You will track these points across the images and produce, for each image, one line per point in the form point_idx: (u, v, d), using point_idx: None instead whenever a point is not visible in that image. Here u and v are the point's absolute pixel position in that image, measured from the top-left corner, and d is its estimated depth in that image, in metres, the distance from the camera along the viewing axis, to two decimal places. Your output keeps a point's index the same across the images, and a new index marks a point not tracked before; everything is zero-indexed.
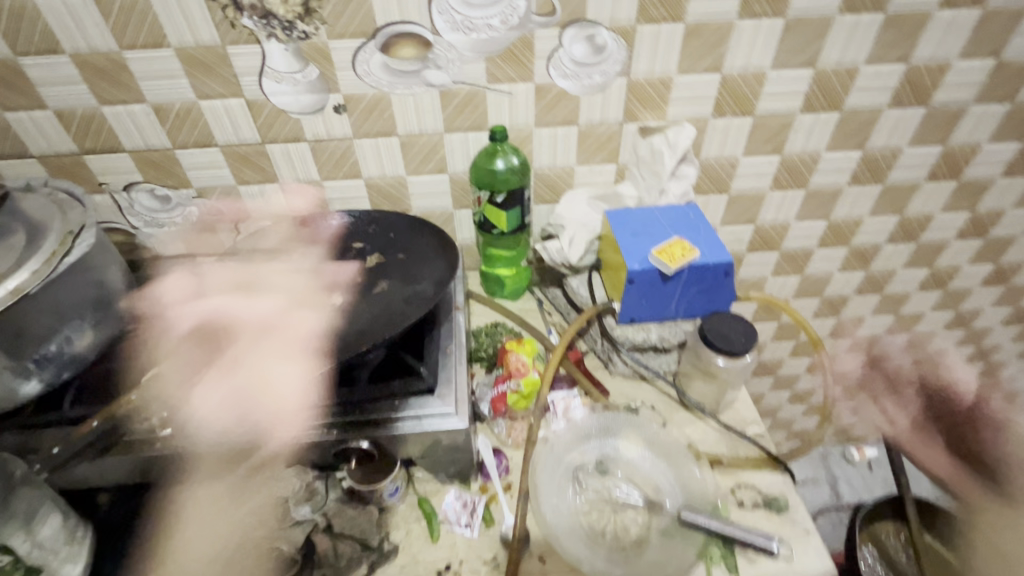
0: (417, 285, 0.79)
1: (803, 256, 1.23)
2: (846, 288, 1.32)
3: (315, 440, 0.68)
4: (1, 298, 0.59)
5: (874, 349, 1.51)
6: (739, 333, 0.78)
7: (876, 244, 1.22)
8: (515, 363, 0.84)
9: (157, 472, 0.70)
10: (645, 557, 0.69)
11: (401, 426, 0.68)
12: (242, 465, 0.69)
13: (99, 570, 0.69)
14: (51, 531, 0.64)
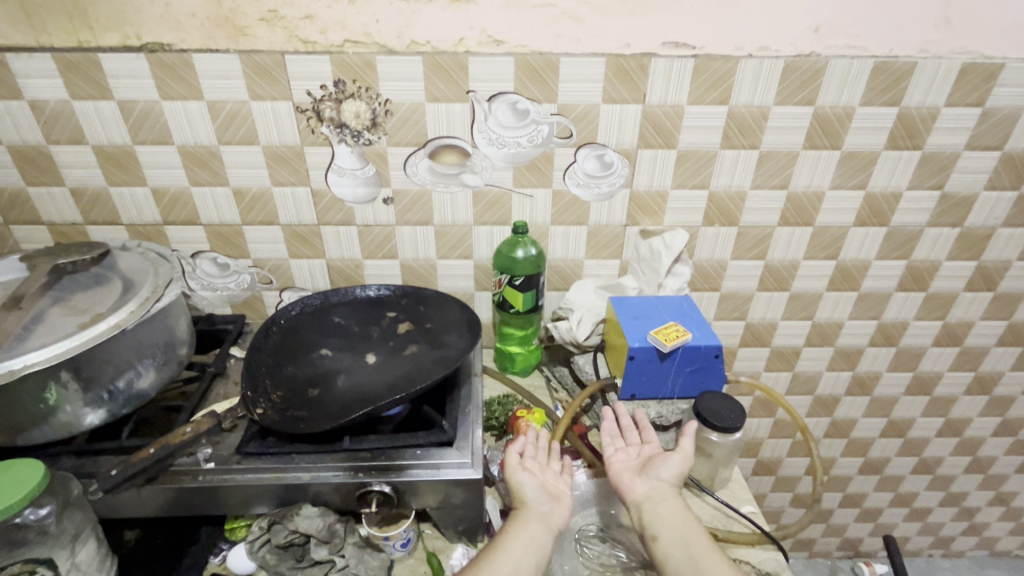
0: (443, 350, 0.89)
1: (792, 354, 1.33)
2: (835, 388, 1.40)
3: (340, 482, 0.73)
4: (105, 330, 0.71)
5: (871, 453, 1.55)
6: (729, 410, 0.87)
7: (859, 346, 1.32)
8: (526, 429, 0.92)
9: (190, 506, 0.76)
10: None
11: (420, 473, 0.74)
12: (272, 503, 0.75)
13: None
14: (88, 555, 0.69)
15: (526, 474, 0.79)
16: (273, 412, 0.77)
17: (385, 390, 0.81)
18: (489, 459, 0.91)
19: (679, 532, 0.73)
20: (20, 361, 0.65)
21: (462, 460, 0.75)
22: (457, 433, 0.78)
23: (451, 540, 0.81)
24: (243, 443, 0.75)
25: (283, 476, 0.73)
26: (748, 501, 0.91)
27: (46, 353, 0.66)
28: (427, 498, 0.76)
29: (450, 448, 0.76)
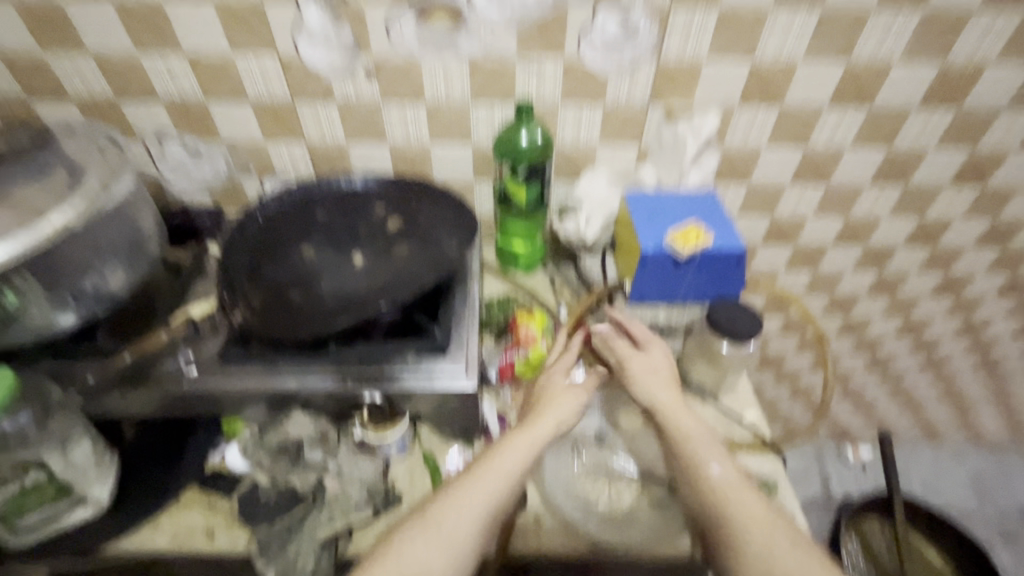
0: (436, 250, 0.81)
1: (816, 252, 1.23)
2: (857, 289, 1.32)
3: (330, 391, 0.71)
4: (47, 233, 0.62)
5: (881, 353, 1.51)
6: (746, 319, 0.80)
7: (892, 245, 1.22)
8: (525, 335, 0.87)
9: (181, 408, 0.74)
10: (636, 526, 0.72)
11: (413, 382, 0.71)
12: (261, 407, 0.73)
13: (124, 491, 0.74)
14: (83, 454, 0.69)
15: None
16: (254, 319, 0.72)
17: (372, 294, 0.75)
18: (486, 362, 0.88)
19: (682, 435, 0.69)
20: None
21: (456, 370, 0.71)
22: (450, 342, 0.73)
23: (447, 441, 0.80)
24: (223, 350, 0.71)
25: (270, 383, 0.71)
26: (752, 407, 0.88)
27: None
28: (421, 404, 0.74)
29: (442, 358, 0.72)
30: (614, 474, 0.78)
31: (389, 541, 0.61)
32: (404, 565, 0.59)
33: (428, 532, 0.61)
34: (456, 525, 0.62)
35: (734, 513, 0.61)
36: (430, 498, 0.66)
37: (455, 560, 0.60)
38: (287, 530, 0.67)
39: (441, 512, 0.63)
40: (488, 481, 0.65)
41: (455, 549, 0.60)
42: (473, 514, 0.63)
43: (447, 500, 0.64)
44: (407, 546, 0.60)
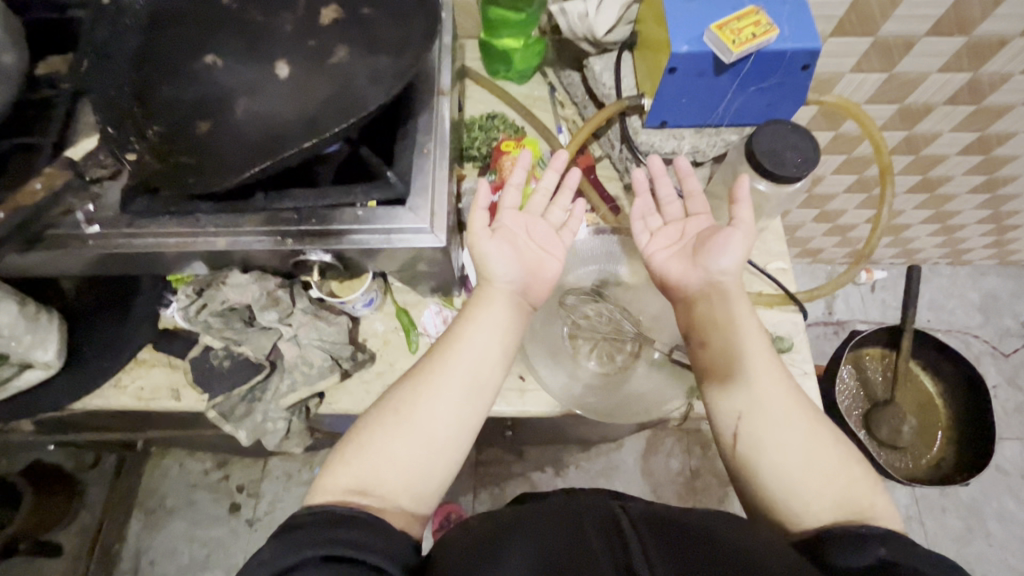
0: (385, 58, 0.58)
1: (911, 81, 0.93)
2: (942, 123, 1.04)
3: (266, 250, 0.58)
4: None
5: (941, 190, 1.29)
6: (795, 152, 0.62)
7: (1007, 73, 0.91)
8: (511, 171, 0.71)
9: (110, 266, 0.64)
10: (627, 388, 0.67)
11: (369, 239, 0.57)
12: (196, 266, 0.62)
13: (76, 347, 0.69)
14: (10, 317, 0.60)
15: (491, 243, 0.60)
16: (154, 159, 0.55)
17: (301, 126, 0.55)
18: (464, 205, 0.73)
19: (726, 318, 0.57)
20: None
21: (418, 226, 0.57)
22: (411, 188, 0.58)
23: (423, 296, 0.72)
24: (127, 200, 0.57)
25: (193, 242, 0.58)
26: (779, 257, 0.75)
27: None
28: (383, 262, 0.62)
29: (401, 208, 0.57)
30: (611, 329, 0.70)
31: (360, 440, 0.52)
32: (377, 463, 0.51)
33: (398, 427, 0.52)
34: (431, 415, 0.52)
35: (774, 403, 0.53)
36: (395, 388, 0.55)
37: (439, 450, 0.52)
38: (249, 393, 0.63)
39: (415, 405, 0.53)
40: (462, 367, 0.55)
41: (433, 442, 0.52)
42: (450, 402, 0.53)
43: (417, 389, 0.54)
44: (379, 443, 0.51)
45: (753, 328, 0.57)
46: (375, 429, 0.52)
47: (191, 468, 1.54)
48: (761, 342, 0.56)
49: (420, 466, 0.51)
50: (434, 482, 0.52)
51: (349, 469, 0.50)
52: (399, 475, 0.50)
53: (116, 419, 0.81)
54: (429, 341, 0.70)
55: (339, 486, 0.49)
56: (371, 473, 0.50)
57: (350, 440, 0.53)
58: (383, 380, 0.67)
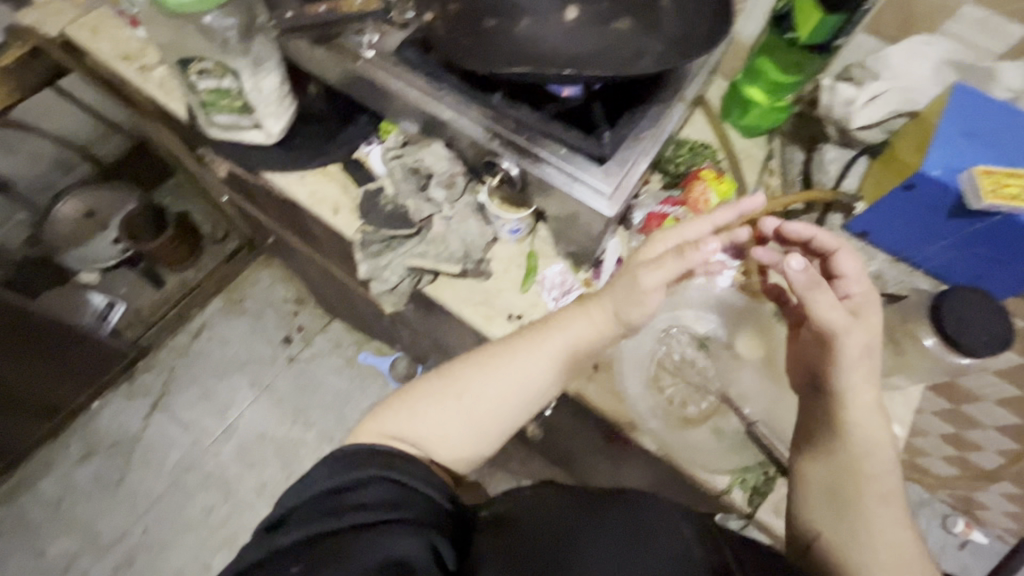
0: (657, 45, 0.63)
1: None
2: None
3: (475, 139, 0.66)
4: None
5: None
6: (981, 328, 0.58)
7: None
8: (696, 195, 0.75)
9: (356, 91, 0.76)
10: (686, 437, 0.67)
11: (556, 175, 0.63)
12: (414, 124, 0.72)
13: (292, 136, 0.82)
14: (269, 86, 0.74)
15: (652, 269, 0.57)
16: (441, 27, 0.65)
17: (562, 59, 0.62)
18: (637, 202, 0.77)
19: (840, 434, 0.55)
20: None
21: (601, 188, 0.61)
22: (613, 155, 0.62)
23: (556, 253, 0.76)
24: (402, 47, 0.68)
25: (427, 104, 0.67)
26: (897, 421, 0.70)
27: None
28: (551, 203, 0.68)
29: (596, 166, 0.62)
30: (695, 375, 0.71)
31: (410, 396, 0.60)
32: (418, 419, 0.58)
33: (444, 395, 0.58)
34: (475, 394, 0.58)
35: (880, 524, 0.52)
36: (452, 362, 0.62)
37: (472, 428, 0.58)
38: (388, 240, 0.72)
39: (468, 381, 0.59)
40: (519, 358, 0.59)
41: (468, 417, 0.58)
42: (498, 386, 0.58)
43: (468, 368, 0.59)
44: (422, 405, 0.58)
45: (879, 458, 0.54)
46: (424, 391, 0.60)
47: (276, 289, 1.75)
48: (883, 468, 0.54)
49: (457, 431, 0.58)
50: (466, 446, 0.58)
51: (393, 421, 0.58)
52: (438, 435, 0.57)
53: (274, 206, 0.95)
54: (539, 291, 0.74)
55: (381, 430, 0.57)
56: (411, 428, 0.57)
57: (400, 396, 0.60)
58: (485, 297, 0.73)
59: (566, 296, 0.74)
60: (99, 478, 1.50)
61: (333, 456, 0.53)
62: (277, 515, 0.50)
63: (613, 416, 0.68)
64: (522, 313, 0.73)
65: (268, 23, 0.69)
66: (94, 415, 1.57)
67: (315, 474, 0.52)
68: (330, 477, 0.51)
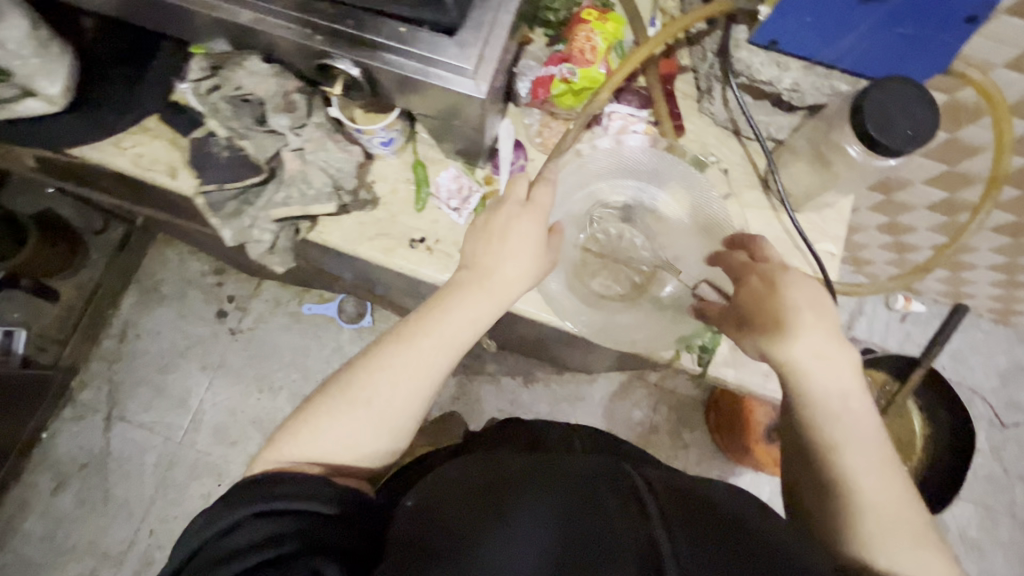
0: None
1: None
2: None
3: (291, 41, 0.52)
4: None
5: None
6: (907, 119, 0.52)
7: None
8: (582, 43, 0.62)
9: (136, 15, 0.59)
10: (625, 317, 0.63)
11: (403, 63, 0.51)
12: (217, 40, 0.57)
13: (86, 93, 0.65)
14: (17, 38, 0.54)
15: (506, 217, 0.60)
16: None
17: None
18: (518, 69, 0.65)
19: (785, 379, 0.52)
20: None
21: (459, 63, 0.50)
22: (464, 19, 0.50)
23: (446, 155, 0.66)
24: None
25: (216, 10, 0.52)
26: (831, 240, 0.68)
27: None
28: (413, 100, 0.56)
29: (447, 39, 0.50)
30: (623, 251, 0.66)
31: (309, 414, 0.56)
32: (327, 437, 0.55)
33: (351, 409, 0.55)
34: (383, 398, 0.55)
35: (847, 466, 0.50)
36: (354, 362, 0.57)
37: (385, 434, 0.56)
38: (243, 194, 0.61)
39: (371, 388, 0.55)
40: (422, 351, 0.55)
41: (382, 424, 0.55)
42: (403, 389, 0.55)
43: (370, 369, 0.55)
44: (329, 420, 0.55)
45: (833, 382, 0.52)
46: (322, 405, 0.56)
47: (189, 266, 1.60)
48: (844, 427, 0.51)
49: (372, 439, 0.56)
50: (384, 450, 0.57)
51: (300, 444, 0.55)
52: (352, 450, 0.55)
53: (114, 185, 0.80)
54: (437, 205, 0.65)
55: (284, 458, 0.54)
56: (318, 447, 0.55)
57: (305, 413, 0.57)
58: (378, 228, 0.64)
59: (467, 203, 0.65)
60: (82, 501, 1.46)
61: (228, 490, 0.52)
62: (177, 562, 0.49)
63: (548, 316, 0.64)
64: (425, 235, 0.64)
65: None
66: (49, 446, 1.48)
67: (202, 521, 0.50)
68: (220, 519, 0.50)
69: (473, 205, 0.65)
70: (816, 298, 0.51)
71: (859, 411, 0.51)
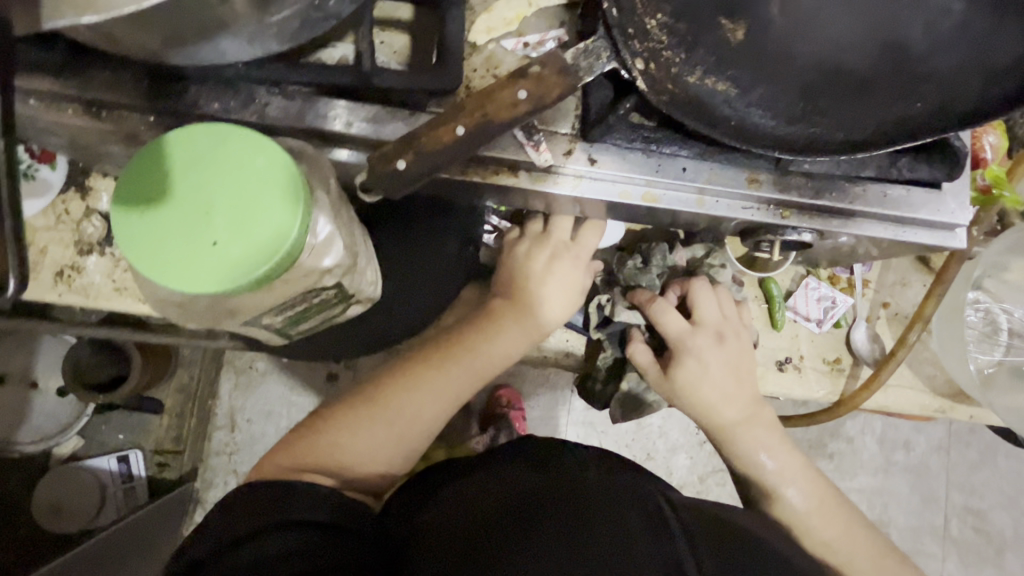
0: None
1: None
2: None
3: (744, 221, 0.44)
4: None
5: None
6: None
7: None
8: (982, 144, 0.52)
9: (478, 196, 0.46)
10: (1004, 381, 0.63)
11: (878, 227, 0.44)
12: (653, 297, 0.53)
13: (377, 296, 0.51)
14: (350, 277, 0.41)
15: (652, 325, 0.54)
16: (663, 72, 0.37)
17: (882, 59, 0.39)
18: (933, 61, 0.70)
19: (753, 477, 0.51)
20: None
21: (957, 222, 0.43)
22: (959, 167, 0.42)
23: (795, 268, 0.61)
24: (589, 123, 0.39)
25: (654, 192, 0.42)
26: None
27: None
28: (847, 242, 0.49)
29: (937, 192, 0.43)
30: (988, 323, 0.64)
31: (313, 427, 0.47)
32: (334, 446, 0.45)
33: (369, 415, 0.46)
34: (402, 418, 0.46)
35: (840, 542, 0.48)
36: (376, 375, 0.49)
37: (404, 448, 0.47)
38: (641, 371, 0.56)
39: (402, 399, 0.47)
40: (456, 378, 0.47)
41: (403, 440, 0.47)
42: (436, 403, 0.47)
43: (401, 383, 0.47)
44: (342, 428, 0.46)
45: (773, 463, 0.50)
46: (333, 418, 0.46)
47: None
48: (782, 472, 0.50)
49: (392, 454, 0.47)
50: (385, 460, 0.46)
51: (315, 450, 0.45)
52: (361, 462, 0.46)
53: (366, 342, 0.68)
54: (795, 320, 0.61)
55: (286, 467, 0.44)
56: (328, 456, 0.45)
57: (320, 426, 0.46)
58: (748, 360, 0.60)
59: (828, 314, 0.61)
60: None
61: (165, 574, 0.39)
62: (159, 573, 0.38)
63: (946, 407, 0.62)
64: (789, 354, 0.60)
65: (260, 157, 0.31)
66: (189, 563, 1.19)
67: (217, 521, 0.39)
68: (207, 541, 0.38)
69: (834, 315, 0.61)
70: (743, 405, 0.51)
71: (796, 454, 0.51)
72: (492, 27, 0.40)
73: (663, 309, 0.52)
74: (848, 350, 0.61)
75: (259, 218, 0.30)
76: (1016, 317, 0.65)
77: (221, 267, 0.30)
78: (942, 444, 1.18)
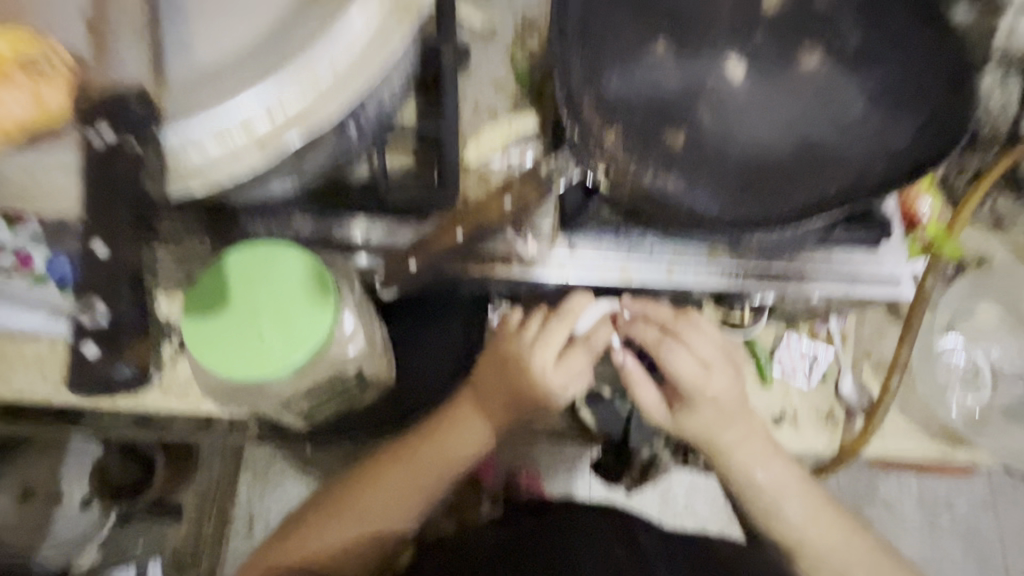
0: (870, 99, 0.48)
1: None
2: None
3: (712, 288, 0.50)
4: (260, 135, 0.34)
5: None
6: None
7: None
8: (918, 207, 0.59)
9: (479, 284, 0.53)
10: (999, 422, 0.65)
11: (832, 286, 0.50)
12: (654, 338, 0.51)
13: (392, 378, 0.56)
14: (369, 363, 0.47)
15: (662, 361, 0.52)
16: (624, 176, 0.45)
17: (800, 151, 0.48)
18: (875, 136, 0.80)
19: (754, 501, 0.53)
20: (202, 128, 0.33)
21: (899, 276, 0.49)
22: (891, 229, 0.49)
23: (777, 327, 0.66)
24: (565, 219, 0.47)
25: (629, 269, 0.49)
26: None
27: (216, 136, 0.33)
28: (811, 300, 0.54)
29: (876, 252, 0.50)
30: (971, 367, 0.68)
31: (302, 521, 0.53)
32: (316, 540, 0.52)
33: (346, 513, 0.52)
34: (375, 512, 0.52)
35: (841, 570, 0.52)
36: (354, 472, 0.54)
37: (382, 537, 0.53)
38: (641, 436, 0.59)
39: (375, 498, 0.52)
40: (427, 475, 0.52)
41: (378, 532, 0.53)
42: (408, 499, 0.53)
43: (373, 483, 0.53)
44: (322, 524, 0.52)
45: (768, 485, 0.52)
46: (316, 515, 0.53)
47: None
48: (776, 483, 0.52)
49: (367, 544, 0.53)
50: (363, 549, 0.53)
51: (304, 543, 0.52)
52: (341, 555, 0.52)
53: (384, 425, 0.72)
54: (785, 376, 0.65)
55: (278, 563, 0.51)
56: (316, 547, 0.52)
57: (308, 519, 0.53)
58: None
59: (814, 368, 0.65)
60: None
61: None
62: None
63: (947, 452, 0.63)
64: (783, 409, 0.64)
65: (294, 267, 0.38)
66: None
67: None
68: None
69: (820, 368, 0.65)
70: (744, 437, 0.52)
71: (792, 474, 0.53)
72: (481, 149, 0.50)
73: (664, 353, 0.51)
74: (840, 401, 0.65)
75: (297, 318, 0.37)
76: (998, 359, 0.68)
77: (262, 364, 0.37)
78: (987, 502, 1.14)
